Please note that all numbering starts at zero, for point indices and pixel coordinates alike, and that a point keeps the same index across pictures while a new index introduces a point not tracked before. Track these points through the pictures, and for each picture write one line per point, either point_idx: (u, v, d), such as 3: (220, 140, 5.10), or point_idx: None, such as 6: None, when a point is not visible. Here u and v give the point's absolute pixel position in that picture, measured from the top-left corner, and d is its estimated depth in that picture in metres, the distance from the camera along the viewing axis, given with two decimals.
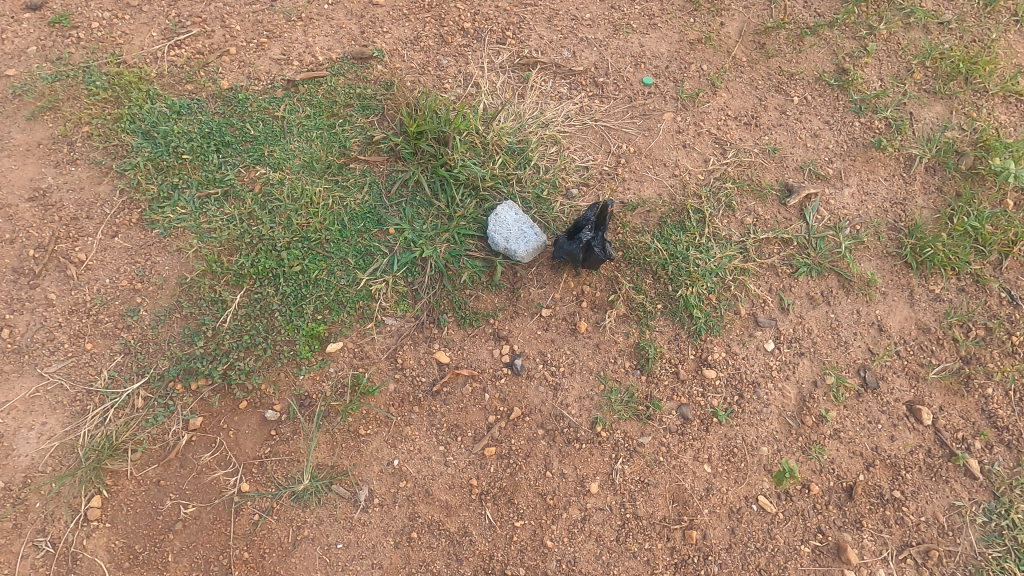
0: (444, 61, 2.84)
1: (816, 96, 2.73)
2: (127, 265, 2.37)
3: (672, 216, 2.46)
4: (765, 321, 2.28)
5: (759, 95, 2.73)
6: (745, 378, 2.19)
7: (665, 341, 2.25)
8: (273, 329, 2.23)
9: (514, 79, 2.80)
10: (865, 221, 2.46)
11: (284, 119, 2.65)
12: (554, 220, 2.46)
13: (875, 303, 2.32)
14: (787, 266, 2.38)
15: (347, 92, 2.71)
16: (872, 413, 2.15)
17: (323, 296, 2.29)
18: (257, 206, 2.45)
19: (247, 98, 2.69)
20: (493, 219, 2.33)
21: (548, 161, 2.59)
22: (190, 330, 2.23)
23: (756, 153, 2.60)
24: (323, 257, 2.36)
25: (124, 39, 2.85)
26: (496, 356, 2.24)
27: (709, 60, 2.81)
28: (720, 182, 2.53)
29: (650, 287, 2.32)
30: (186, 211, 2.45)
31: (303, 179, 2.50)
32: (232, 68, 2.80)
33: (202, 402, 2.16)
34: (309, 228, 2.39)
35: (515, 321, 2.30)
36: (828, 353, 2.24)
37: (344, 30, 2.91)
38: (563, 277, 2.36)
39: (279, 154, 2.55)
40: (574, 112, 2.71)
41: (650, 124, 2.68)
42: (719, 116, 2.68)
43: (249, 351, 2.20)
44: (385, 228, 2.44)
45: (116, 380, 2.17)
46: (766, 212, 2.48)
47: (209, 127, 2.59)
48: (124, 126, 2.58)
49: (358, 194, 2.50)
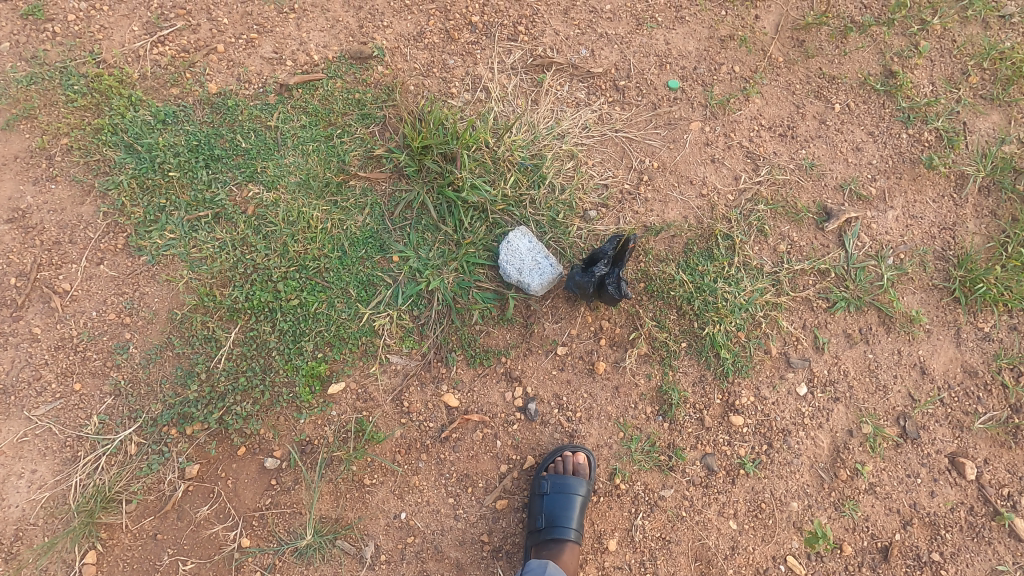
0: (450, 62, 2.59)
1: (860, 103, 2.46)
2: (115, 296, 2.22)
3: (698, 242, 2.27)
4: (798, 361, 2.13)
5: (796, 101, 2.48)
6: (774, 426, 2.06)
7: (689, 384, 2.11)
8: (271, 369, 2.11)
9: (527, 83, 2.55)
10: (909, 249, 2.24)
11: (277, 129, 2.45)
12: (571, 246, 2.27)
13: (918, 343, 2.14)
14: (823, 300, 2.19)
15: (345, 97, 2.49)
16: (912, 465, 2.01)
17: (323, 331, 2.16)
18: (251, 230, 2.28)
19: (237, 105, 2.49)
20: (505, 247, 2.18)
21: (564, 178, 2.37)
22: (183, 371, 2.10)
23: (790, 169, 2.37)
24: (322, 288, 2.21)
25: (104, 34, 2.61)
26: (509, 399, 2.11)
27: (741, 60, 2.54)
28: (752, 203, 2.32)
29: (675, 324, 2.16)
30: (175, 236, 2.28)
31: (300, 200, 2.33)
32: (221, 68, 2.59)
33: (198, 448, 2.05)
34: (308, 256, 2.24)
35: (528, 360, 2.15)
36: (865, 398, 2.09)
37: (342, 24, 2.65)
38: (579, 312, 2.18)
39: (273, 171, 2.36)
40: (592, 121, 2.47)
41: (676, 134, 2.45)
42: (751, 126, 2.44)
43: (246, 394, 2.09)
44: (389, 254, 2.27)
45: (108, 425, 2.06)
46: (802, 237, 2.27)
47: (196, 138, 2.41)
48: (106, 138, 2.40)
49: (358, 216, 2.32)
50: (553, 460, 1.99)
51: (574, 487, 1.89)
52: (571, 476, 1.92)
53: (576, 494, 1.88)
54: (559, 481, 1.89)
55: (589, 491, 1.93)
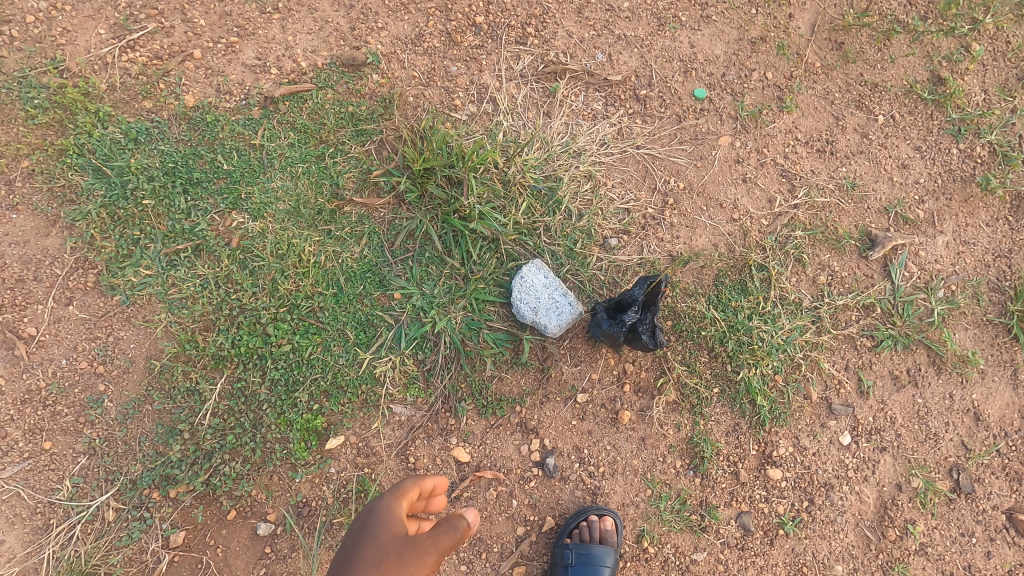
0: (453, 69, 2.32)
1: (905, 114, 2.23)
2: (86, 341, 2.00)
3: (730, 274, 2.06)
4: (841, 408, 1.94)
5: (836, 112, 2.24)
6: (816, 480, 1.89)
7: (723, 434, 1.93)
8: (262, 424, 1.91)
9: (538, 93, 2.30)
10: (961, 279, 2.06)
11: (262, 148, 2.19)
12: (591, 279, 2.07)
13: (971, 385, 1.97)
14: (867, 338, 2.00)
15: (337, 111, 2.23)
16: (966, 523, 1.86)
17: (319, 379, 1.96)
18: (236, 265, 2.06)
19: (217, 121, 2.22)
20: (518, 283, 1.97)
21: (582, 203, 2.15)
22: (164, 429, 1.90)
23: (830, 189, 2.16)
24: (317, 330, 2.00)
25: (67, 38, 2.27)
26: (525, 453, 1.92)
27: (775, 65, 2.28)
28: (788, 229, 2.11)
29: (706, 367, 1.96)
30: (151, 272, 2.04)
31: (289, 230, 2.10)
32: (198, 77, 2.29)
33: (183, 513, 1.87)
34: (300, 294, 2.02)
35: (545, 409, 1.96)
36: (915, 449, 1.91)
37: (331, 25, 2.35)
38: (601, 354, 1.98)
39: (259, 198, 2.12)
40: (611, 136, 2.24)
41: (703, 151, 2.22)
42: (786, 141, 2.22)
43: (235, 453, 1.89)
44: (389, 290, 2.05)
45: (82, 489, 1.86)
46: (844, 267, 2.07)
47: (172, 160, 2.14)
48: (71, 161, 2.12)
49: (355, 247, 2.10)
50: (576, 525, 1.82)
51: (602, 559, 1.76)
52: (598, 546, 1.78)
53: (602, 567, 1.75)
54: (585, 553, 1.75)
55: (616, 559, 1.80)
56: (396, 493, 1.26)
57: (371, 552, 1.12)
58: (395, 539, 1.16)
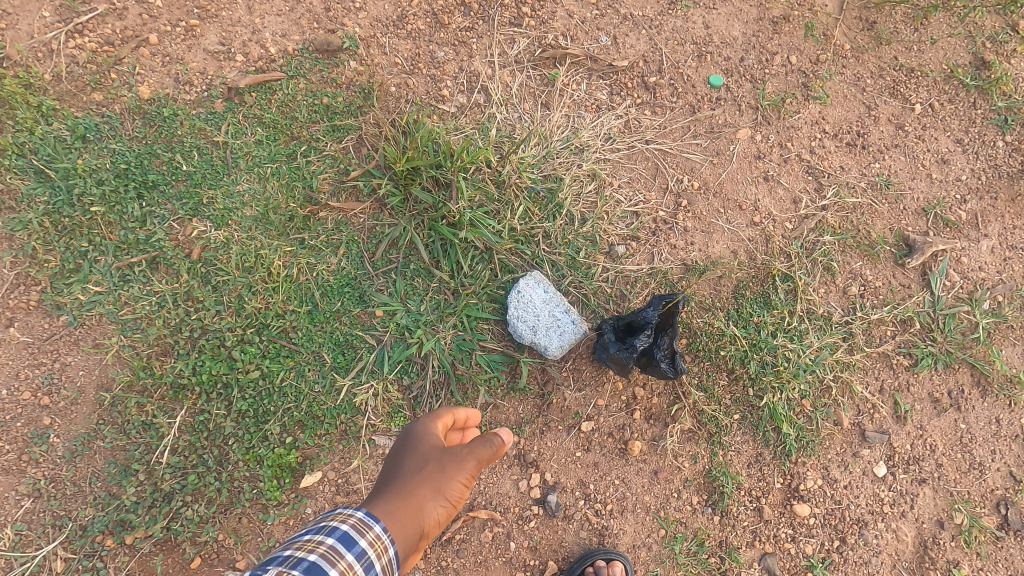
0: (440, 54, 2.06)
1: (945, 102, 1.99)
2: (29, 369, 1.76)
3: (752, 285, 1.85)
4: (875, 436, 1.75)
5: (867, 101, 2.01)
6: (848, 517, 1.70)
7: (744, 466, 1.73)
8: (228, 460, 1.70)
9: (534, 81, 2.06)
10: (1008, 289, 1.85)
11: (226, 146, 1.93)
12: (596, 292, 1.85)
13: (1019, 408, 1.77)
14: (904, 356, 1.80)
15: (310, 103, 1.97)
16: (1015, 563, 1.68)
17: (293, 409, 1.75)
18: (197, 280, 1.83)
19: (176, 114, 1.93)
20: (515, 299, 1.75)
21: (585, 206, 1.92)
22: (118, 468, 1.69)
23: (862, 188, 1.93)
24: (289, 353, 1.78)
25: (7, 21, 1.95)
26: (524, 489, 1.72)
27: (799, 48, 2.04)
28: (816, 234, 1.89)
29: (725, 392, 1.76)
30: (102, 289, 1.81)
31: (257, 239, 1.86)
32: (154, 66, 1.99)
33: (142, 562, 1.66)
34: (269, 313, 1.80)
35: (546, 439, 1.75)
36: (957, 480, 1.72)
37: (303, 5, 2.07)
38: (607, 377, 1.77)
39: (223, 203, 1.87)
40: (617, 129, 2.00)
41: (720, 146, 1.98)
42: (813, 134, 1.98)
43: (198, 493, 1.69)
44: (370, 307, 1.84)
45: (26, 537, 1.65)
46: (877, 276, 1.86)
47: (126, 161, 1.86)
48: (9, 163, 1.82)
49: (331, 258, 1.87)
50: (582, 571, 1.63)
51: None
52: None
53: None
54: None
55: None
56: (432, 415, 1.46)
57: (421, 451, 1.37)
58: (438, 439, 1.41)
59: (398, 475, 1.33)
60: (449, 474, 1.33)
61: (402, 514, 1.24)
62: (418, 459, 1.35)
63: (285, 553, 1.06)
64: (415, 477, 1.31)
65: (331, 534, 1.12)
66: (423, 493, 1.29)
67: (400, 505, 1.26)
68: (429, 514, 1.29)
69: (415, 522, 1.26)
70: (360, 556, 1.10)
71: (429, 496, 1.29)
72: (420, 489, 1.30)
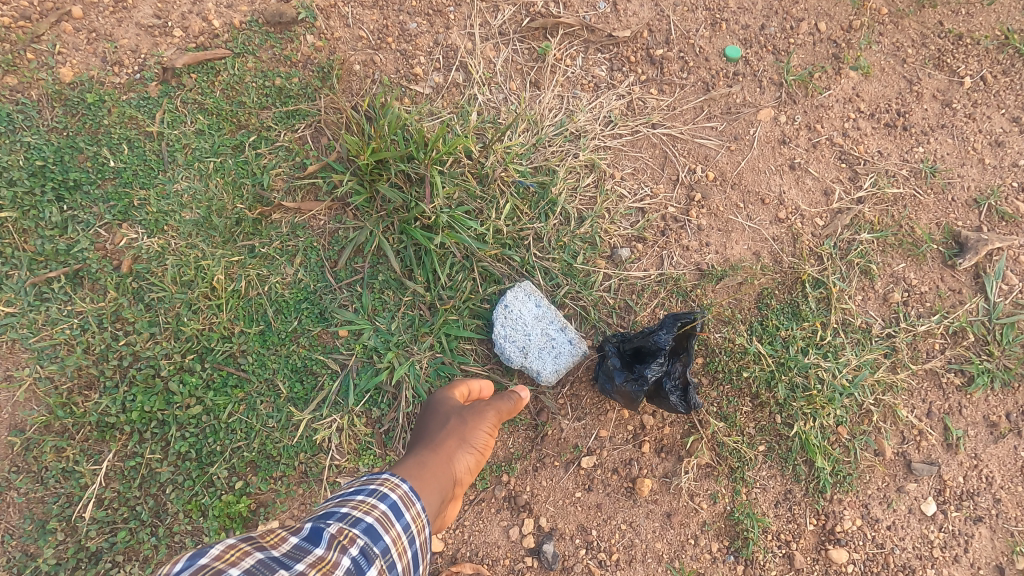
0: (411, 26, 1.76)
1: (1000, 74, 1.71)
2: None
3: (778, 293, 1.58)
4: (923, 467, 1.50)
5: (908, 74, 1.72)
6: (893, 563, 1.47)
7: (771, 505, 1.49)
8: (165, 512, 1.45)
9: (522, 56, 1.77)
10: None
11: (162, 137, 1.62)
12: (596, 304, 1.58)
13: None
14: (955, 374, 1.55)
15: (259, 85, 1.67)
16: None
17: (243, 449, 1.49)
18: (127, 298, 1.54)
19: (103, 100, 1.62)
20: (502, 315, 1.49)
21: (582, 202, 1.65)
22: (35, 524, 1.42)
23: (903, 177, 1.66)
24: (238, 383, 1.52)
25: None
26: (515, 538, 1.47)
27: (829, 12, 1.74)
28: (851, 231, 1.63)
29: (748, 420, 1.51)
30: (14, 310, 1.50)
31: (197, 248, 1.57)
32: (78, 43, 1.67)
33: None
34: (213, 336, 1.53)
35: (540, 478, 1.50)
36: (1018, 518, 1.49)
37: None
38: (612, 404, 1.52)
39: (157, 206, 1.58)
40: (619, 111, 1.72)
41: (739, 129, 1.70)
42: (846, 113, 1.70)
43: (131, 551, 1.43)
44: (333, 326, 1.57)
45: None
46: (923, 280, 1.60)
47: (41, 156, 1.55)
48: None
49: (286, 269, 1.59)
50: None
51: None
52: None
53: None
54: None
55: None
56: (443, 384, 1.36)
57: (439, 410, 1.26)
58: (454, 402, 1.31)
59: (420, 436, 1.21)
60: (472, 424, 1.23)
61: (433, 462, 1.11)
62: (438, 417, 1.24)
63: (340, 510, 0.92)
64: (439, 430, 1.20)
65: (384, 499, 0.96)
66: (450, 442, 1.17)
67: (429, 454, 1.14)
68: (460, 465, 1.17)
69: (448, 470, 1.13)
70: (407, 529, 0.96)
71: (456, 446, 1.18)
72: (446, 440, 1.18)
